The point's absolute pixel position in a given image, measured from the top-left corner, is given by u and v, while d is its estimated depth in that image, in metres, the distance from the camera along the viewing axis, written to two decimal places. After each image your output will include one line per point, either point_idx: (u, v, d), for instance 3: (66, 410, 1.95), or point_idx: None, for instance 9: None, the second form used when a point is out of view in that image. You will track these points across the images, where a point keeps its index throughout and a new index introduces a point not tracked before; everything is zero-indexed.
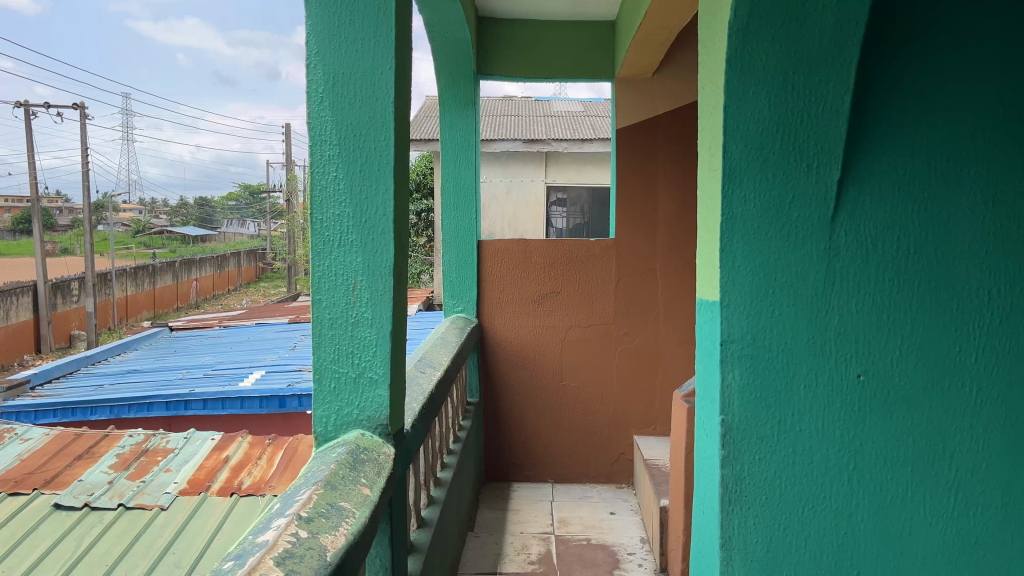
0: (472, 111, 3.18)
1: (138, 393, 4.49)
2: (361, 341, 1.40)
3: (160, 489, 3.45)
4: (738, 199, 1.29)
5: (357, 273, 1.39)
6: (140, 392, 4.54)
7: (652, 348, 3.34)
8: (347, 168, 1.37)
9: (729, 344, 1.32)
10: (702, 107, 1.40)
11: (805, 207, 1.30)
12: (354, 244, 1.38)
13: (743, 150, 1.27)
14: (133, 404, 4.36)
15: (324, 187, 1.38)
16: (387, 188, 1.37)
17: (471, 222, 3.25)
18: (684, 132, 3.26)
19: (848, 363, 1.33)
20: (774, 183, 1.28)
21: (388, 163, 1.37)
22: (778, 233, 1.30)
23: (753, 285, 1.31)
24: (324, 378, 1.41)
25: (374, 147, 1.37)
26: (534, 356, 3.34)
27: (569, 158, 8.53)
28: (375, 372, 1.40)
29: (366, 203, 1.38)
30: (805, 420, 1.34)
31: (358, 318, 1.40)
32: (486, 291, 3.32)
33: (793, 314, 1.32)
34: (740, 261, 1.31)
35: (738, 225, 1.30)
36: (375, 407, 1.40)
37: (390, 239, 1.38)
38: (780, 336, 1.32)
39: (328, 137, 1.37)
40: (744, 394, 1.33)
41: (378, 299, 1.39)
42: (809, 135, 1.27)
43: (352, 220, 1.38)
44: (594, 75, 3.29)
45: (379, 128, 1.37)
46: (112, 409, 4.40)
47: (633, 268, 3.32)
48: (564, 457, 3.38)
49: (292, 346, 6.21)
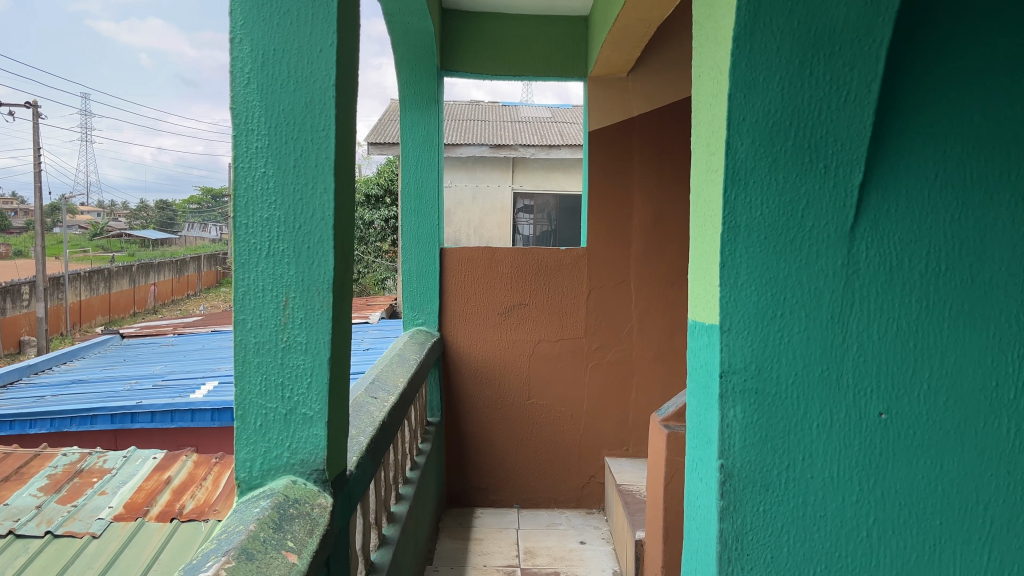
0: (435, 109, 2.98)
1: (82, 404, 4.15)
2: (293, 370, 1.17)
3: (93, 514, 3.16)
4: (742, 205, 1.09)
5: (288, 288, 1.16)
6: (84, 404, 4.20)
7: (624, 364, 3.15)
8: (279, 164, 1.15)
9: (730, 374, 1.12)
10: (699, 98, 1.20)
11: (819, 216, 1.10)
12: (285, 253, 1.16)
13: (749, 148, 1.07)
14: (74, 417, 4.05)
15: (250, 184, 1.15)
16: (327, 187, 1.15)
17: (434, 228, 3.03)
18: (661, 134, 3.07)
19: (868, 398, 1.14)
20: (786, 188, 1.09)
21: (326, 158, 1.15)
22: (787, 247, 1.11)
23: (759, 305, 1.12)
24: (248, 415, 1.18)
25: (310, 138, 1.15)
26: (499, 371, 3.12)
27: (537, 164, 8.35)
28: (309, 407, 1.17)
29: (301, 204, 1.15)
30: (818, 464, 1.14)
31: (289, 343, 1.16)
32: (448, 302, 3.10)
33: (804, 341, 1.13)
34: (744, 278, 1.11)
35: (741, 236, 1.10)
36: (310, 448, 1.17)
37: (330, 249, 1.16)
38: (789, 365, 1.13)
39: (256, 125, 1.15)
40: (746, 434, 1.13)
41: (314, 320, 1.16)
42: (827, 130, 1.07)
43: (283, 225, 1.15)
44: (564, 73, 3.10)
45: (318, 116, 1.14)
46: (53, 422, 4.09)
47: (605, 279, 3.12)
48: (531, 480, 3.16)
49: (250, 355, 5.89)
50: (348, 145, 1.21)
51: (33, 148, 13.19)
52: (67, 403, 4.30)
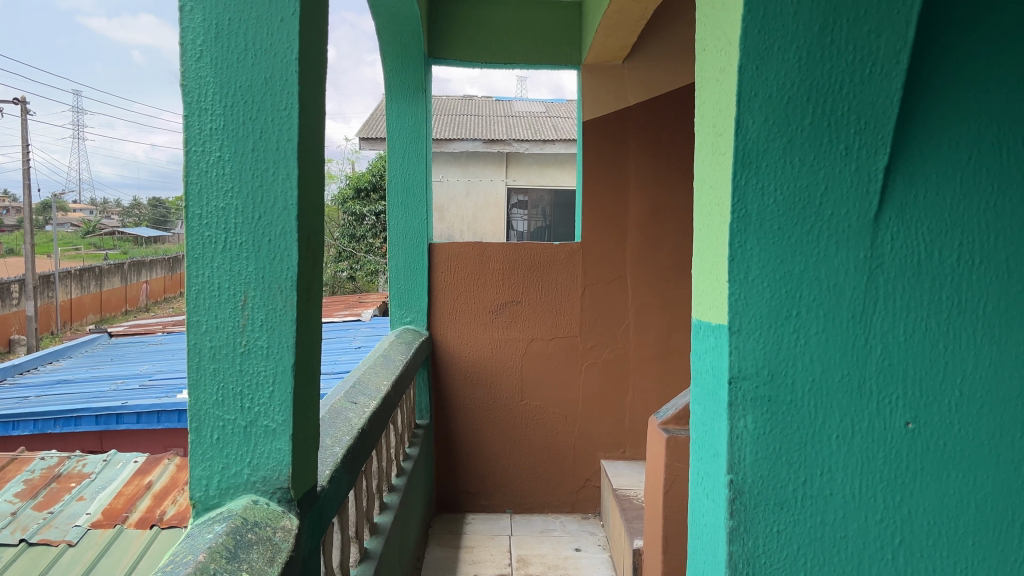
0: (423, 98, 2.86)
1: (66, 405, 4.01)
2: (253, 377, 1.05)
3: (70, 521, 3.04)
4: (754, 191, 0.98)
5: (247, 286, 1.04)
6: (68, 404, 4.06)
7: (621, 363, 3.03)
8: (236, 148, 1.03)
9: (740, 380, 1.02)
10: (703, 74, 1.09)
11: (839, 203, 0.99)
12: (243, 246, 1.04)
13: (762, 127, 0.96)
14: (58, 418, 3.90)
15: (205, 170, 1.03)
16: (291, 173, 1.03)
17: (422, 222, 2.92)
18: (657, 124, 2.95)
19: (894, 407, 1.02)
20: (801, 173, 0.98)
21: (288, 141, 1.03)
22: (802, 238, 1.00)
23: (772, 304, 1.01)
24: (203, 428, 1.06)
25: (270, 118, 1.02)
26: (491, 371, 3.01)
27: (530, 159, 8.24)
28: (271, 419, 1.05)
29: (261, 191, 1.03)
30: (838, 480, 1.03)
31: (248, 349, 1.04)
32: (438, 300, 2.99)
33: (822, 343, 1.01)
34: (755, 273, 1.00)
35: (753, 227, 0.99)
36: (273, 464, 1.05)
37: (294, 242, 1.04)
38: (805, 370, 1.02)
39: (210, 104, 1.03)
40: (758, 447, 1.02)
41: (276, 321, 1.04)
42: (851, 106, 0.96)
43: (241, 215, 1.03)
44: (555, 61, 2.97)
45: (279, 94, 1.02)
46: (36, 423, 3.95)
47: (600, 274, 3.00)
48: (525, 484, 3.05)
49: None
50: (315, 126, 1.09)
51: (21, 145, 13.00)
52: (51, 404, 4.16)
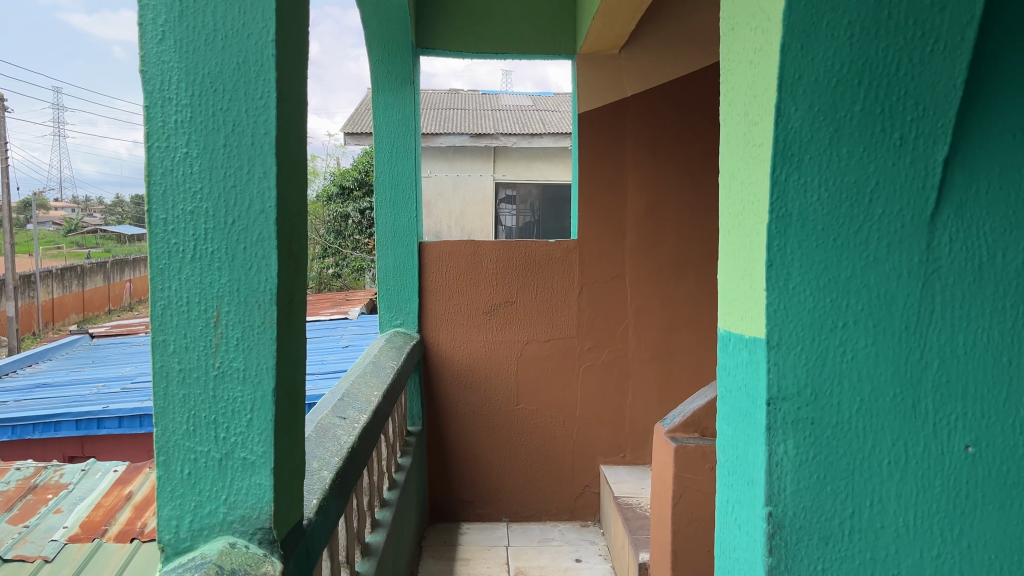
0: (411, 91, 2.73)
1: (46, 409, 3.83)
2: (230, 403, 0.92)
3: (46, 536, 2.89)
4: (795, 187, 0.86)
5: (221, 300, 0.91)
6: (48, 408, 3.87)
7: (620, 365, 2.92)
8: (206, 143, 0.90)
9: (779, 401, 0.90)
10: (732, 58, 0.97)
11: (892, 200, 0.87)
12: (215, 255, 0.91)
13: (807, 115, 0.85)
14: (37, 424, 3.72)
15: (169, 168, 0.90)
16: (268, 171, 0.91)
17: (411, 221, 2.79)
18: (655, 117, 2.84)
19: (951, 429, 0.91)
20: (849, 166, 0.86)
21: (265, 134, 0.90)
22: (849, 240, 0.88)
23: (815, 315, 0.89)
24: (171, 461, 0.93)
25: (245, 109, 0.90)
26: (485, 375, 2.89)
27: (518, 154, 8.11)
28: (250, 451, 0.93)
29: (235, 192, 0.91)
30: (890, 511, 0.91)
31: (222, 372, 0.92)
32: (429, 301, 2.86)
33: (872, 358, 0.90)
34: (796, 281, 0.89)
35: (795, 228, 0.88)
36: (254, 500, 0.93)
37: (274, 250, 0.92)
38: (853, 390, 0.90)
39: (174, 92, 0.90)
40: (801, 476, 0.91)
41: (254, 339, 0.92)
42: (906, 90, 0.85)
43: (213, 220, 0.91)
44: (549, 51, 2.85)
45: (254, 81, 0.90)
46: (15, 430, 3.78)
47: (597, 273, 2.88)
48: (521, 492, 2.93)
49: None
50: (296, 118, 0.97)
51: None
52: (30, 409, 3.98)
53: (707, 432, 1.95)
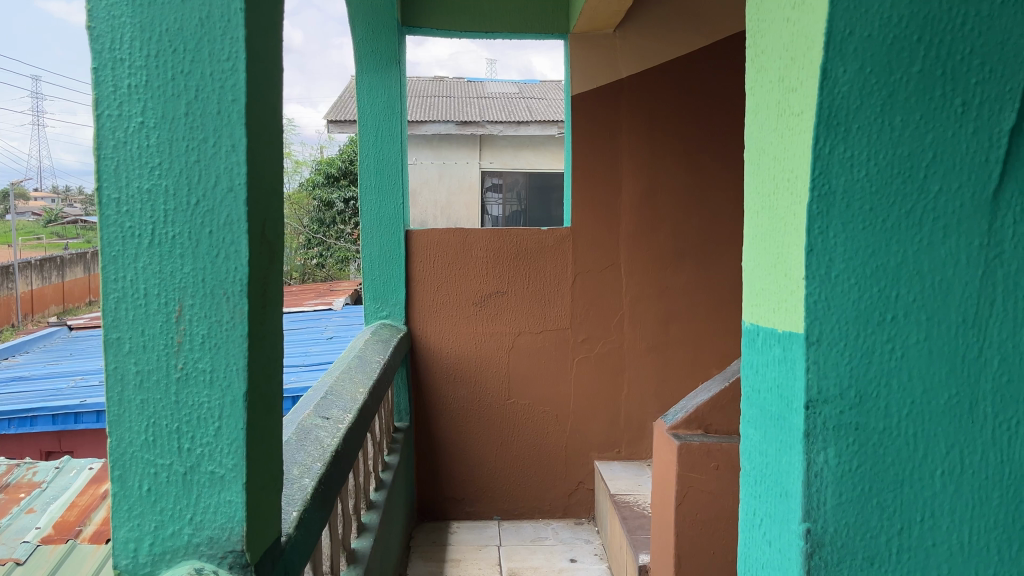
0: (397, 71, 2.61)
1: (21, 404, 3.66)
2: (195, 409, 0.81)
3: (18, 537, 2.75)
4: (841, 162, 0.76)
5: (184, 291, 0.80)
6: (23, 402, 3.71)
7: (615, 357, 2.82)
8: (165, 110, 0.78)
9: (819, 404, 0.80)
10: (764, 19, 0.87)
11: (949, 175, 0.77)
12: (176, 241, 0.79)
13: (856, 78, 0.75)
14: (13, 419, 3.55)
15: (122, 140, 0.78)
16: (237, 143, 0.79)
17: (398, 208, 2.67)
18: (651, 99, 2.73)
19: (1012, 434, 0.81)
20: (903, 137, 0.76)
21: (232, 101, 0.79)
22: (901, 222, 0.78)
23: (861, 307, 0.79)
24: (128, 476, 0.81)
25: (210, 72, 0.78)
26: (475, 369, 2.78)
27: (505, 142, 7.98)
28: (217, 465, 0.81)
29: (200, 167, 0.79)
30: (942, 527, 0.81)
31: (186, 374, 0.80)
32: (415, 292, 2.74)
33: (925, 356, 0.79)
34: (839, 268, 0.78)
35: (840, 209, 0.77)
36: (222, 519, 0.81)
37: (245, 234, 0.80)
38: (903, 391, 0.80)
39: (125, 51, 0.77)
40: (844, 489, 0.81)
41: (221, 337, 0.80)
42: (967, 50, 0.75)
43: (173, 199, 0.79)
44: (542, 30, 2.74)
45: (220, 39, 0.78)
46: None
47: (592, 262, 2.78)
48: (513, 489, 2.83)
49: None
50: (271, 85, 0.86)
51: None
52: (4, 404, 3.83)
53: (710, 428, 1.85)
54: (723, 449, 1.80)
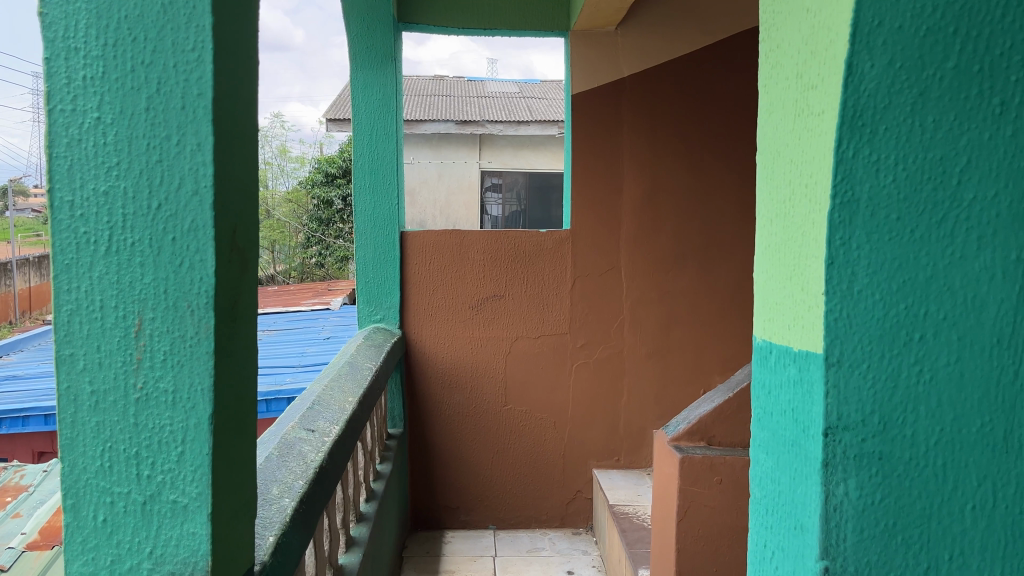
0: (393, 68, 2.54)
1: (11, 404, 3.60)
2: (157, 431, 0.74)
3: (3, 542, 2.66)
4: (866, 167, 0.69)
5: (144, 303, 0.73)
6: (13, 403, 3.64)
7: (615, 363, 2.75)
8: (125, 104, 0.71)
9: (840, 431, 0.73)
10: (780, 10, 0.80)
11: (985, 182, 0.70)
12: (136, 248, 0.72)
13: (883, 75, 0.68)
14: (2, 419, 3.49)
15: (76, 137, 0.71)
16: (203, 141, 0.72)
17: (393, 208, 2.60)
18: (654, 99, 2.66)
19: None
20: (934, 140, 0.69)
21: (198, 95, 0.72)
22: (930, 232, 0.71)
23: (886, 326, 0.72)
24: (82, 506, 0.74)
25: (174, 63, 0.71)
26: (471, 374, 2.71)
27: (505, 141, 7.90)
28: (180, 493, 0.74)
29: (162, 168, 0.72)
30: (972, 566, 0.74)
31: (146, 395, 0.73)
32: (411, 295, 2.67)
33: (956, 380, 0.72)
34: (863, 283, 0.71)
35: (863, 218, 0.70)
36: (185, 553, 0.74)
37: (211, 241, 0.73)
38: (932, 418, 0.73)
39: (80, 39, 0.70)
40: (865, 524, 0.74)
41: (185, 354, 0.73)
42: (1007, 44, 0.68)
43: (133, 203, 0.72)
44: (541, 27, 2.67)
45: (185, 27, 0.71)
46: None
47: (592, 265, 2.71)
48: (509, 497, 2.76)
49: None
50: (244, 79, 0.79)
51: None
52: None
53: (713, 440, 1.80)
54: (726, 462, 1.74)
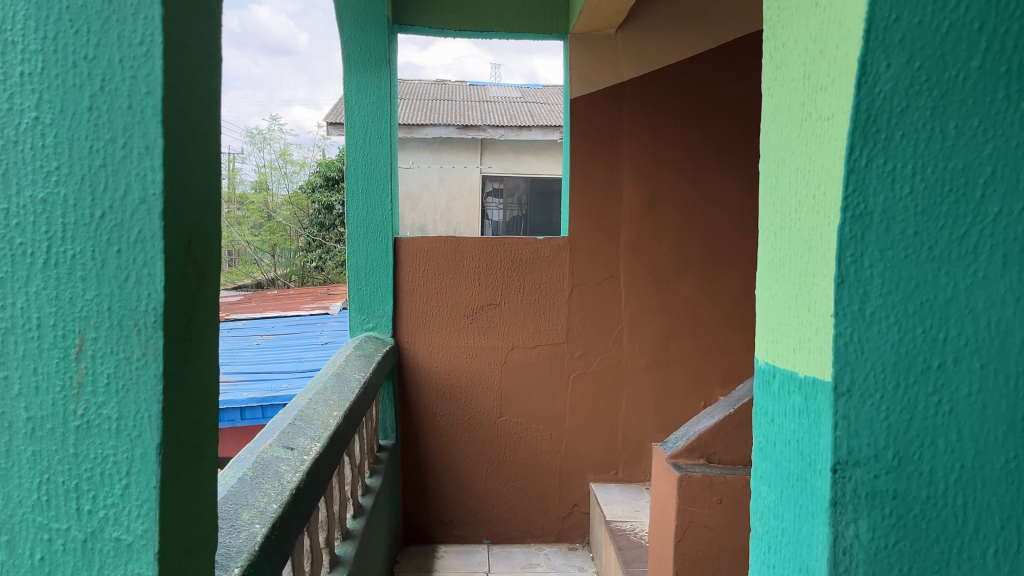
0: (387, 70, 2.48)
1: None
2: (100, 461, 0.67)
3: None
4: (880, 177, 0.63)
5: (85, 321, 0.66)
6: None
7: (613, 374, 2.68)
8: (66, 102, 0.65)
9: (850, 467, 0.66)
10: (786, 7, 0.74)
11: (1012, 195, 0.63)
12: (77, 261, 0.66)
13: (900, 75, 0.62)
14: None
15: (11, 139, 0.64)
16: (152, 145, 0.65)
17: (386, 214, 2.54)
18: (654, 104, 2.60)
19: None
20: (955, 148, 0.63)
21: (145, 94, 0.65)
22: (951, 250, 0.64)
23: (901, 352, 0.66)
24: (16, 543, 0.67)
25: (120, 59, 0.65)
26: (465, 385, 2.64)
27: (506, 146, 7.83)
28: (125, 530, 0.67)
29: (106, 173, 0.65)
30: None
31: (87, 423, 0.67)
32: (404, 303, 2.61)
33: (978, 412, 0.66)
34: (876, 305, 0.65)
35: (876, 233, 0.64)
36: None
37: (160, 253, 0.66)
38: (951, 453, 0.66)
39: (18, 32, 0.64)
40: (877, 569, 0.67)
41: (130, 377, 0.67)
42: None
43: (73, 212, 0.65)
44: (539, 30, 2.61)
45: (131, 19, 0.65)
46: None
47: (590, 273, 2.64)
48: (504, 511, 2.69)
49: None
50: (204, 77, 0.73)
51: None
52: None
53: (713, 458, 1.73)
54: (726, 481, 1.67)
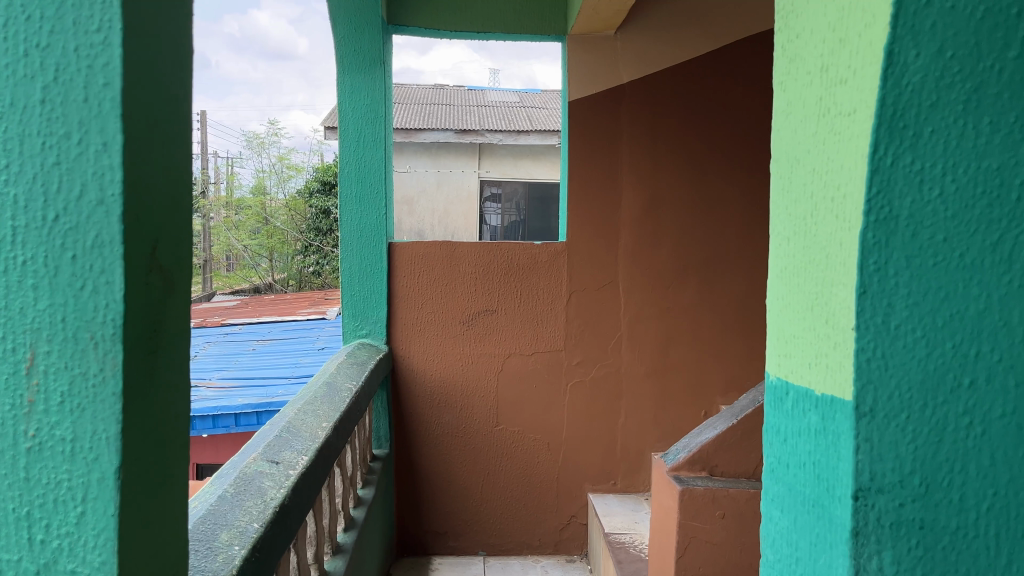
0: (381, 72, 2.43)
1: None
2: (53, 486, 0.61)
3: None
4: (906, 177, 0.58)
5: (37, 333, 0.60)
6: None
7: (613, 382, 2.62)
8: (16, 94, 0.59)
9: (872, 494, 0.61)
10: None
11: None
12: (28, 268, 0.60)
13: (927, 66, 0.56)
14: None
15: None
16: (110, 141, 0.60)
17: (380, 218, 2.49)
18: (654, 106, 2.54)
19: None
20: (989, 146, 0.58)
21: (104, 85, 0.60)
22: (984, 257, 0.59)
23: (928, 369, 0.60)
24: None
25: (75, 46, 0.59)
26: (461, 393, 2.58)
27: (505, 151, 7.75)
28: (80, 562, 0.62)
29: (60, 172, 0.60)
30: None
31: (39, 445, 0.61)
32: (399, 310, 2.55)
33: (1013, 435, 0.60)
34: (901, 318, 0.59)
35: (903, 239, 0.59)
36: None
37: (120, 259, 0.61)
38: (984, 479, 0.61)
39: None
40: None
41: (87, 395, 0.61)
42: None
43: (23, 214, 0.60)
44: (536, 31, 2.56)
45: (87, 2, 0.59)
46: None
47: (589, 279, 2.58)
48: (501, 522, 2.63)
49: (195, 353, 5.16)
50: (171, 69, 0.67)
51: None
52: None
53: (716, 470, 1.69)
54: (729, 495, 1.62)
